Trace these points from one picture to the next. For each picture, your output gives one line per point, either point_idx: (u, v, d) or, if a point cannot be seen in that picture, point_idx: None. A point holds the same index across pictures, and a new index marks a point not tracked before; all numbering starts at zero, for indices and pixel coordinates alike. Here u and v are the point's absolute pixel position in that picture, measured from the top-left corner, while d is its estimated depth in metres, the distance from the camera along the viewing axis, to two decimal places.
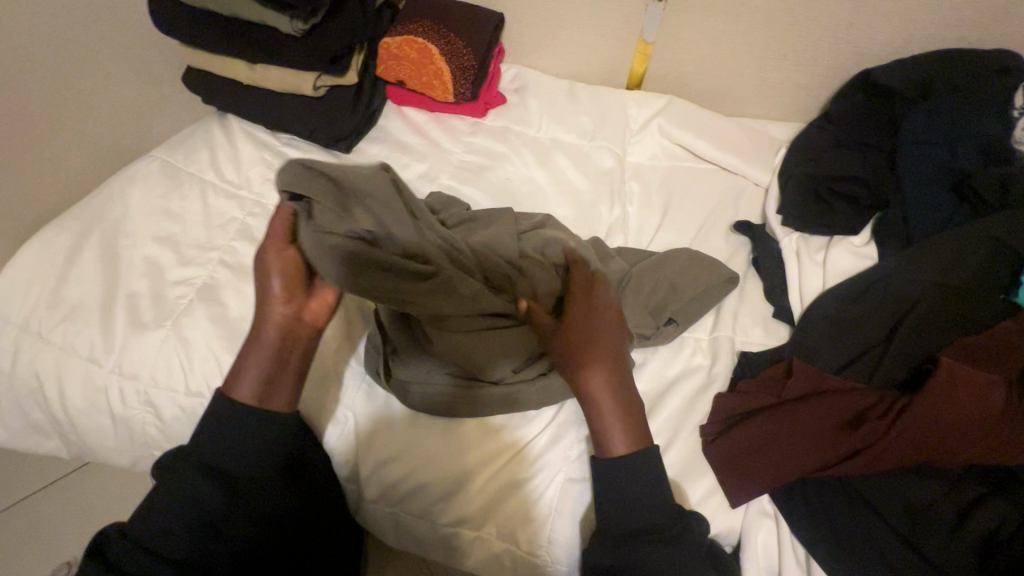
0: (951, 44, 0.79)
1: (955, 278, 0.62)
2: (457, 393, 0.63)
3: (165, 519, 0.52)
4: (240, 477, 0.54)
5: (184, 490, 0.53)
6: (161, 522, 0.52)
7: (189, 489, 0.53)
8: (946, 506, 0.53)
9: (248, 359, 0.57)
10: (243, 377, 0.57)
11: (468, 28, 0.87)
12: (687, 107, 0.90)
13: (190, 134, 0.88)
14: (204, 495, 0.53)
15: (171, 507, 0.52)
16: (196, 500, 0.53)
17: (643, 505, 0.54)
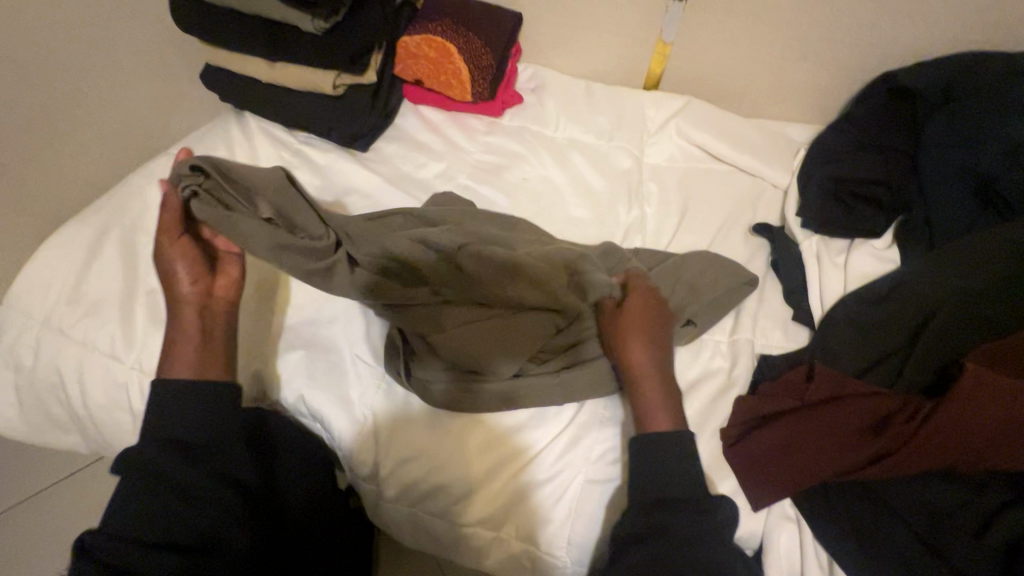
0: (973, 46, 0.78)
1: (977, 283, 0.61)
2: (457, 387, 0.63)
3: (133, 502, 0.53)
4: (212, 456, 0.57)
5: (145, 467, 0.55)
6: (131, 507, 0.53)
7: (150, 464, 0.55)
8: (968, 514, 0.53)
9: (176, 341, 0.62)
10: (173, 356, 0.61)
11: (486, 28, 0.86)
12: (705, 108, 0.89)
13: (207, 132, 0.88)
14: (166, 463, 0.55)
15: (138, 486, 0.54)
16: (158, 472, 0.55)
17: (682, 475, 0.57)
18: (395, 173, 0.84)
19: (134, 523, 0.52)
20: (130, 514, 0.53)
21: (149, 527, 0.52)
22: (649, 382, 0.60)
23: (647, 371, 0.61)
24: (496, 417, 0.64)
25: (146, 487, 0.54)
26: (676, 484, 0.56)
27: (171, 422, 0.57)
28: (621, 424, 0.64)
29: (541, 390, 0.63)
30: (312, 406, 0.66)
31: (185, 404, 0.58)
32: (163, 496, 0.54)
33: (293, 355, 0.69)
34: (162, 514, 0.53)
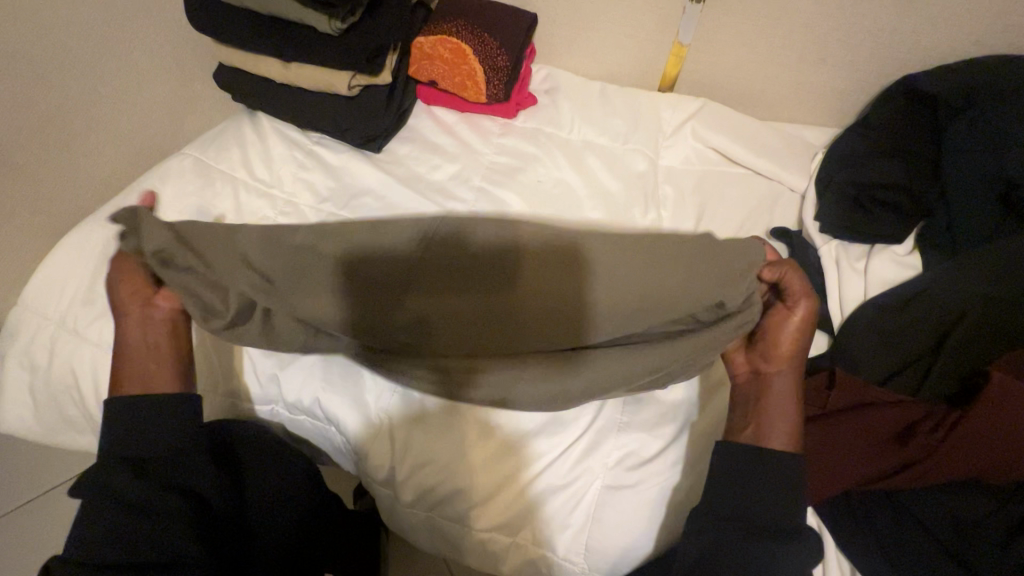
0: (995, 49, 0.77)
1: (1004, 289, 0.60)
2: (452, 381, 0.60)
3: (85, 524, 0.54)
4: (169, 469, 0.57)
5: (93, 495, 0.55)
6: (84, 528, 0.54)
7: (97, 486, 0.56)
8: (997, 524, 0.52)
9: (124, 359, 0.63)
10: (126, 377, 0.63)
11: (502, 29, 0.86)
12: (721, 110, 0.89)
13: (221, 132, 0.88)
14: (110, 481, 0.55)
15: (89, 506, 0.55)
16: (102, 493, 0.55)
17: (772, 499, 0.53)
18: (410, 174, 0.84)
19: (85, 543, 0.53)
20: (82, 537, 0.53)
21: (96, 549, 0.52)
22: (778, 398, 0.59)
23: (777, 387, 0.59)
24: (515, 422, 0.63)
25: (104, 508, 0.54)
26: (765, 511, 0.53)
27: (113, 448, 0.58)
28: (640, 428, 0.63)
29: (541, 385, 0.58)
30: (327, 408, 0.66)
31: (127, 422, 0.59)
32: (112, 514, 0.54)
33: (292, 354, 0.68)
34: (109, 529, 0.53)
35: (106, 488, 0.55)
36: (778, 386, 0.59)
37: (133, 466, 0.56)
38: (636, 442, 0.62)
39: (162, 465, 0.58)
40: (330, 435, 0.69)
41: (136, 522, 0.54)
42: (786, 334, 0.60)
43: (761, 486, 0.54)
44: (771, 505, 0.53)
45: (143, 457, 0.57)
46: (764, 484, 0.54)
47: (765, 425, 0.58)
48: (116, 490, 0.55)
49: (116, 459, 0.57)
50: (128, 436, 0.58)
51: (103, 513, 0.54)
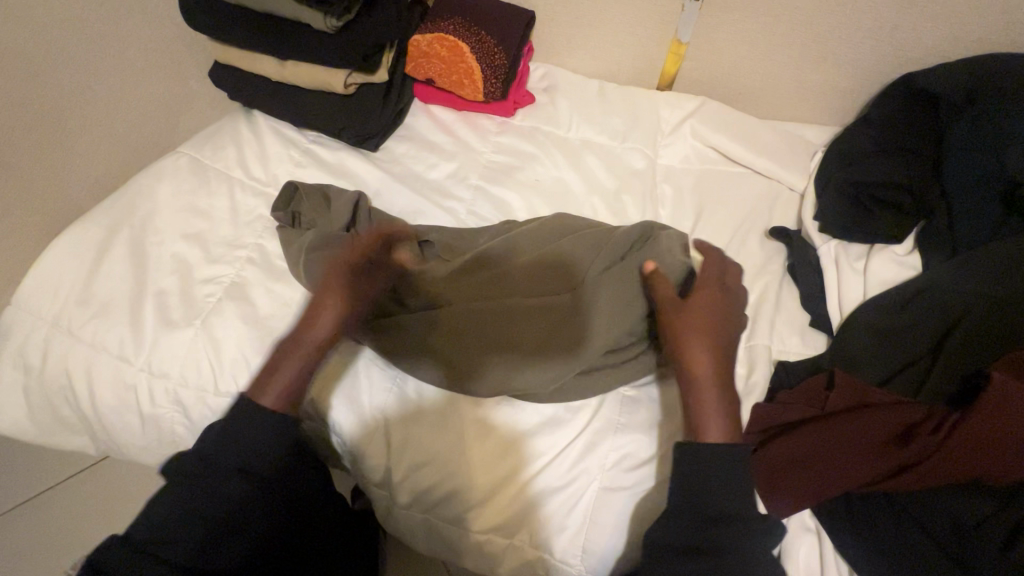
0: (996, 47, 0.77)
1: (1008, 290, 0.59)
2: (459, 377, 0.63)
3: (165, 512, 0.53)
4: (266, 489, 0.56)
5: (181, 490, 0.54)
6: (164, 516, 0.53)
7: (190, 484, 0.54)
8: (999, 526, 0.51)
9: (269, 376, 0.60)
10: (273, 383, 0.60)
11: (499, 27, 0.85)
12: (720, 109, 0.88)
13: (217, 131, 0.87)
14: (211, 489, 0.54)
15: (175, 496, 0.54)
16: (193, 492, 0.54)
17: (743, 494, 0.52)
18: (407, 173, 0.83)
19: (161, 533, 0.52)
20: (160, 523, 0.53)
21: (170, 545, 0.52)
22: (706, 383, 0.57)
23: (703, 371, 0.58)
24: (512, 421, 0.63)
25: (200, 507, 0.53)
26: (721, 499, 0.52)
27: (220, 447, 0.55)
28: (636, 429, 0.63)
29: (551, 376, 0.61)
30: (323, 408, 0.66)
31: (244, 429, 0.56)
32: (206, 517, 0.53)
33: None
34: (192, 537, 0.52)
35: (199, 488, 0.54)
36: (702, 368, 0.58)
37: (234, 478, 0.55)
38: (634, 443, 0.62)
39: (262, 487, 0.57)
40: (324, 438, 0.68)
41: (223, 540, 0.54)
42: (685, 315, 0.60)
43: (710, 473, 0.53)
44: (727, 492, 0.52)
45: (250, 472, 0.56)
46: (715, 473, 0.53)
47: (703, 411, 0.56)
48: (212, 500, 0.54)
49: (219, 462, 0.55)
50: (250, 448, 0.55)
51: (191, 516, 0.53)
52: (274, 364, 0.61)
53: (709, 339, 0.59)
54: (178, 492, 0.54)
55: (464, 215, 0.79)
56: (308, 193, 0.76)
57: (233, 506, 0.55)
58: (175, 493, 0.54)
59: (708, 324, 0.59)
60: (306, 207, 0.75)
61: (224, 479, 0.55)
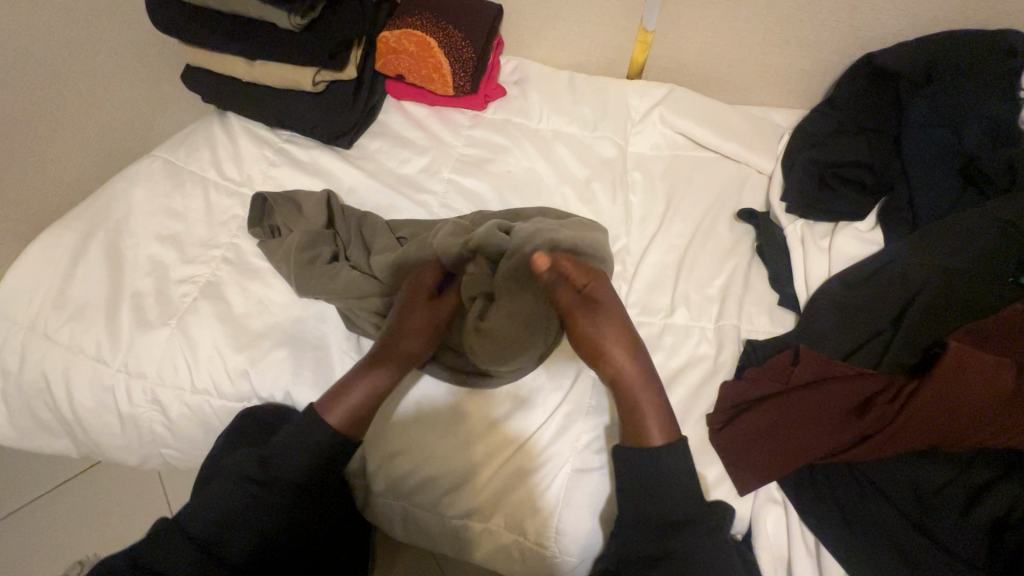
0: (953, 24, 0.78)
1: (967, 261, 0.61)
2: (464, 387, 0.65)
3: (217, 509, 0.56)
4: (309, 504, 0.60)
5: (236, 490, 0.57)
6: (210, 511, 0.56)
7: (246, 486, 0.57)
8: (957, 490, 0.53)
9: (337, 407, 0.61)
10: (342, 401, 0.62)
11: (466, 21, 0.86)
12: (688, 95, 0.89)
13: (190, 133, 0.88)
14: (264, 495, 0.58)
15: (228, 495, 0.57)
16: (249, 496, 0.57)
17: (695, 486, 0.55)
18: (380, 168, 0.84)
19: (212, 526, 0.55)
20: (210, 518, 0.55)
21: (213, 531, 0.55)
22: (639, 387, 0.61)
23: (635, 379, 0.61)
24: (488, 408, 0.64)
25: (248, 505, 0.57)
26: (669, 506, 0.57)
27: (274, 455, 0.59)
28: (606, 410, 0.65)
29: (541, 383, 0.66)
30: (301, 402, 0.68)
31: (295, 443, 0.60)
32: (254, 514, 0.56)
33: (264, 349, 0.69)
34: (244, 540, 0.55)
35: (254, 493, 0.57)
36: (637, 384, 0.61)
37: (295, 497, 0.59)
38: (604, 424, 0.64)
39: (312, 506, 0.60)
40: None
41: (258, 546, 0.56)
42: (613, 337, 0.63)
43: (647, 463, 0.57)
44: (659, 485, 0.57)
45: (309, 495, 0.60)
46: (659, 483, 0.57)
47: (638, 409, 0.60)
48: (266, 508, 0.57)
49: (277, 471, 0.59)
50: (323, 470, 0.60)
51: (240, 513, 0.56)
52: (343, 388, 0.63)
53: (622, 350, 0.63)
54: (231, 491, 0.57)
55: (437, 208, 0.79)
56: (279, 202, 0.75)
57: (284, 516, 0.58)
58: (230, 493, 0.57)
59: (617, 330, 0.64)
60: (281, 214, 0.75)
61: (279, 490, 0.58)
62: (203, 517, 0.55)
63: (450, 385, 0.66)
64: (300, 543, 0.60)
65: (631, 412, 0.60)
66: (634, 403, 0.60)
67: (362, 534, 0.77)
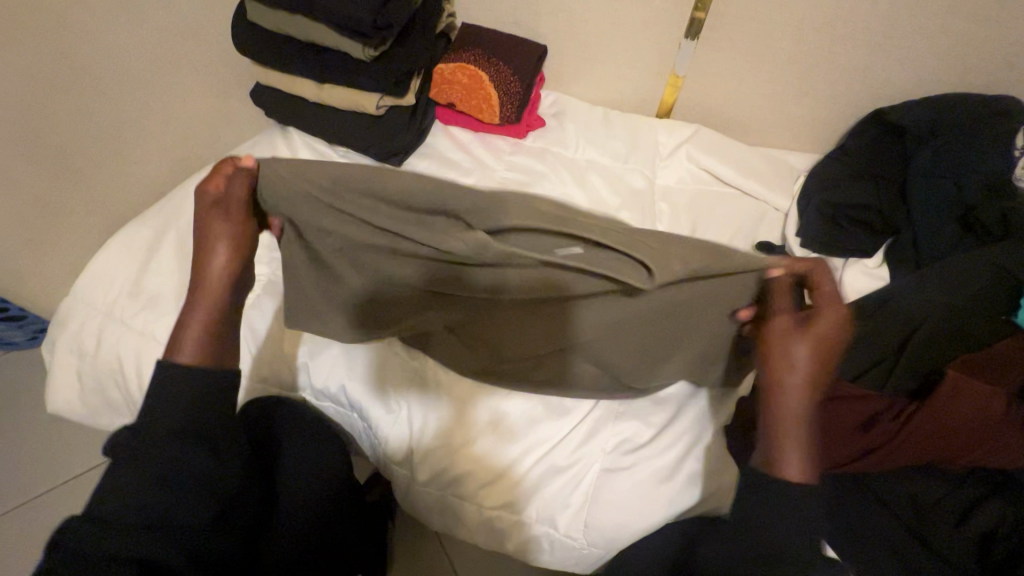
0: (957, 87, 0.87)
1: (965, 301, 0.67)
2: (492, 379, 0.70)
3: (164, 488, 0.48)
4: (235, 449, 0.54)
5: (157, 456, 0.48)
6: (142, 487, 0.47)
7: (203, 444, 0.50)
8: (951, 504, 0.60)
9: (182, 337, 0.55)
10: (185, 329, 0.55)
11: (515, 57, 0.95)
12: (713, 135, 0.97)
13: (256, 144, 0.96)
14: (191, 455, 0.49)
15: (170, 453, 0.48)
16: (205, 464, 0.50)
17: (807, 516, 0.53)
18: None
19: (146, 507, 0.47)
20: (149, 500, 0.47)
21: (141, 499, 0.47)
22: (792, 421, 0.55)
23: (793, 410, 0.54)
24: (522, 409, 0.70)
25: (175, 457, 0.49)
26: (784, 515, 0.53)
27: (189, 410, 0.50)
28: (633, 415, 0.70)
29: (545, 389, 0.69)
30: (352, 395, 0.73)
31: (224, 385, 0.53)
32: (191, 461, 0.49)
33: (316, 345, 0.75)
34: (202, 512, 0.50)
35: (211, 459, 0.51)
36: (788, 419, 0.55)
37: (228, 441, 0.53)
38: (631, 429, 0.69)
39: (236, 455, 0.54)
40: (352, 421, 0.77)
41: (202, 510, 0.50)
42: (794, 357, 0.54)
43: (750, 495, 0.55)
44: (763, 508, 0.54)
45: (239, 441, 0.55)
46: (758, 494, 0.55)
47: (786, 439, 0.55)
48: (221, 475, 0.51)
49: (214, 426, 0.52)
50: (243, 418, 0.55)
51: (167, 486, 0.48)
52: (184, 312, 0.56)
53: (801, 383, 0.54)
54: (188, 454, 0.49)
55: None
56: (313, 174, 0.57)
57: (229, 485, 0.53)
58: (183, 455, 0.49)
59: (804, 368, 0.54)
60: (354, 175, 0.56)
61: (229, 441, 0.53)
62: (145, 502, 0.47)
63: (479, 389, 0.71)
64: (232, 522, 0.55)
65: (773, 437, 0.55)
66: (779, 432, 0.55)
67: (366, 534, 0.85)
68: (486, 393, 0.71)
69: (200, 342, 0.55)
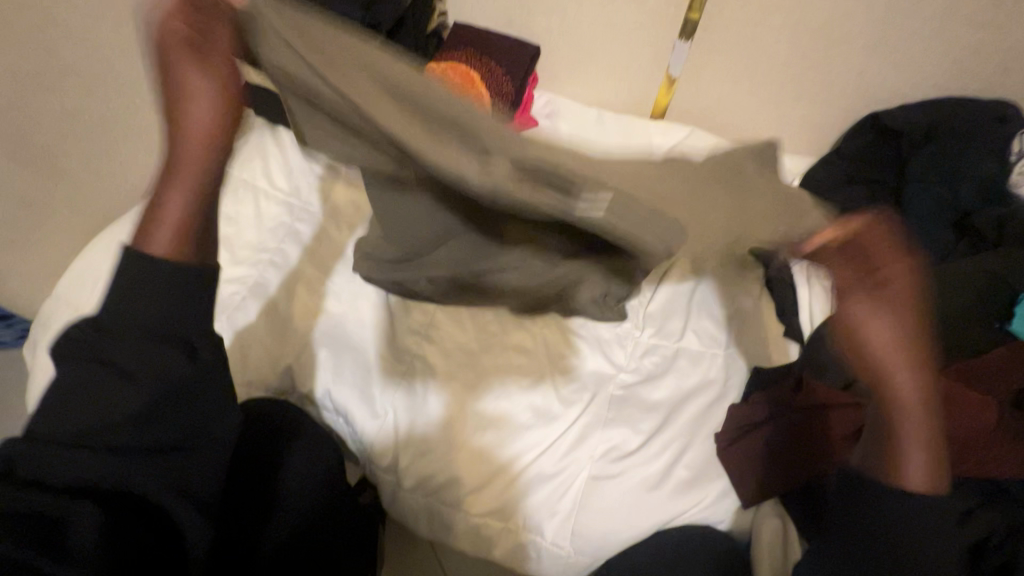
0: (955, 91, 0.86)
1: (958, 307, 0.67)
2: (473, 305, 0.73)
3: (110, 410, 0.40)
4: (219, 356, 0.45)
5: (103, 375, 0.40)
6: (82, 411, 0.40)
7: (170, 346, 0.41)
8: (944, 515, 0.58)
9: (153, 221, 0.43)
10: (161, 224, 0.43)
11: (509, 58, 0.93)
12: (708, 138, 0.96)
13: (245, 142, 0.91)
14: (151, 372, 0.41)
15: (130, 357, 0.40)
16: (162, 380, 0.40)
17: None
18: None
19: (105, 425, 0.40)
20: (101, 418, 0.40)
21: (86, 430, 0.40)
22: (916, 414, 0.55)
23: (912, 400, 0.55)
24: (508, 418, 0.69)
25: (130, 374, 0.41)
26: None
27: (152, 308, 0.41)
28: (621, 422, 0.69)
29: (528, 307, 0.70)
30: (338, 400, 0.73)
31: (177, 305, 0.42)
32: (143, 383, 0.41)
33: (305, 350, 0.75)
34: (164, 434, 0.42)
35: (177, 371, 0.41)
36: (915, 400, 0.55)
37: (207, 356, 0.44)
38: (619, 436, 0.68)
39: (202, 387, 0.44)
40: (339, 426, 0.76)
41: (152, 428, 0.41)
42: (878, 335, 0.54)
43: None
44: None
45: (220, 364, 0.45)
46: None
47: (895, 448, 0.56)
48: (191, 380, 0.42)
49: (194, 330, 0.43)
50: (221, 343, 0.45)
51: (115, 414, 0.40)
52: (160, 191, 0.44)
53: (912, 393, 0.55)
54: (142, 365, 0.40)
55: None
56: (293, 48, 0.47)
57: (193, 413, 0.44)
58: (142, 360, 0.40)
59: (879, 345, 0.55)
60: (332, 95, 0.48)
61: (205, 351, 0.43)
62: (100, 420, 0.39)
63: (459, 393, 0.70)
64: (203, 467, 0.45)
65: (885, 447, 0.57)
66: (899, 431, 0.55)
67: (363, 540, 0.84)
68: (466, 400, 0.69)
69: (174, 235, 0.43)
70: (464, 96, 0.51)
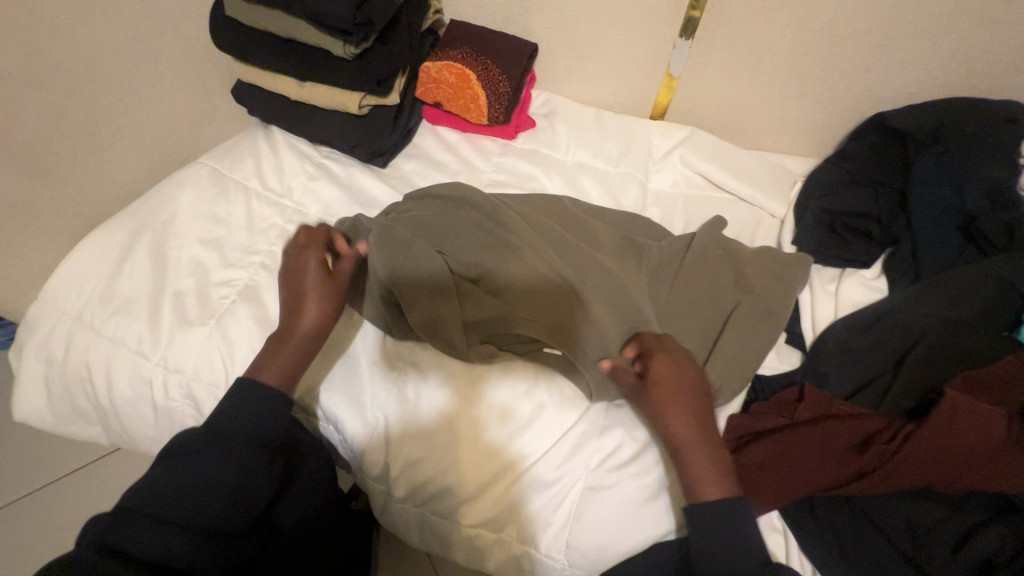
0: (961, 91, 0.84)
1: (962, 313, 0.66)
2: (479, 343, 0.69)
3: (203, 490, 0.54)
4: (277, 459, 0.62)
5: (204, 467, 0.55)
6: (178, 489, 0.54)
7: (257, 452, 0.58)
8: (947, 529, 0.57)
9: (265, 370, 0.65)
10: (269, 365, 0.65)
11: (505, 56, 0.91)
12: (709, 138, 0.94)
13: (236, 143, 0.93)
14: (245, 465, 0.57)
15: (225, 459, 0.56)
16: (249, 478, 0.57)
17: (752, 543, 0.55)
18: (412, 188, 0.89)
19: (193, 506, 0.54)
20: (199, 505, 0.54)
21: (177, 506, 0.53)
22: (695, 449, 0.59)
23: (690, 435, 0.59)
24: (503, 426, 0.67)
25: (219, 460, 0.56)
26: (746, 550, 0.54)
27: (248, 421, 0.60)
28: (619, 429, 0.67)
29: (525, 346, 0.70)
30: (327, 406, 0.71)
31: (257, 412, 0.61)
32: (229, 473, 0.56)
33: None
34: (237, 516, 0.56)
35: (260, 473, 0.58)
36: (690, 441, 0.59)
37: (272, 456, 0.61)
38: (616, 444, 0.66)
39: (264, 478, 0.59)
40: (329, 433, 0.74)
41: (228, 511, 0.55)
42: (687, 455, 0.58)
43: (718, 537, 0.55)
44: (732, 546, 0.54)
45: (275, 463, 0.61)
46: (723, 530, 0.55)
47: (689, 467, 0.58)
48: (261, 476, 0.58)
49: (267, 435, 0.61)
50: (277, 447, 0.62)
51: (198, 494, 0.54)
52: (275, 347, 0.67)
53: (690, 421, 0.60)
54: (227, 464, 0.56)
55: None
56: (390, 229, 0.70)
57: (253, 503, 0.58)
58: (237, 463, 0.57)
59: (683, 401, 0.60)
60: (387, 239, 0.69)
61: (277, 461, 0.61)
62: (202, 507, 0.54)
63: (452, 400, 0.68)
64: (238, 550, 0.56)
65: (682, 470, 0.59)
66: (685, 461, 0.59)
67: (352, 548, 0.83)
68: (459, 406, 0.68)
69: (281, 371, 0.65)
70: (472, 222, 0.73)
